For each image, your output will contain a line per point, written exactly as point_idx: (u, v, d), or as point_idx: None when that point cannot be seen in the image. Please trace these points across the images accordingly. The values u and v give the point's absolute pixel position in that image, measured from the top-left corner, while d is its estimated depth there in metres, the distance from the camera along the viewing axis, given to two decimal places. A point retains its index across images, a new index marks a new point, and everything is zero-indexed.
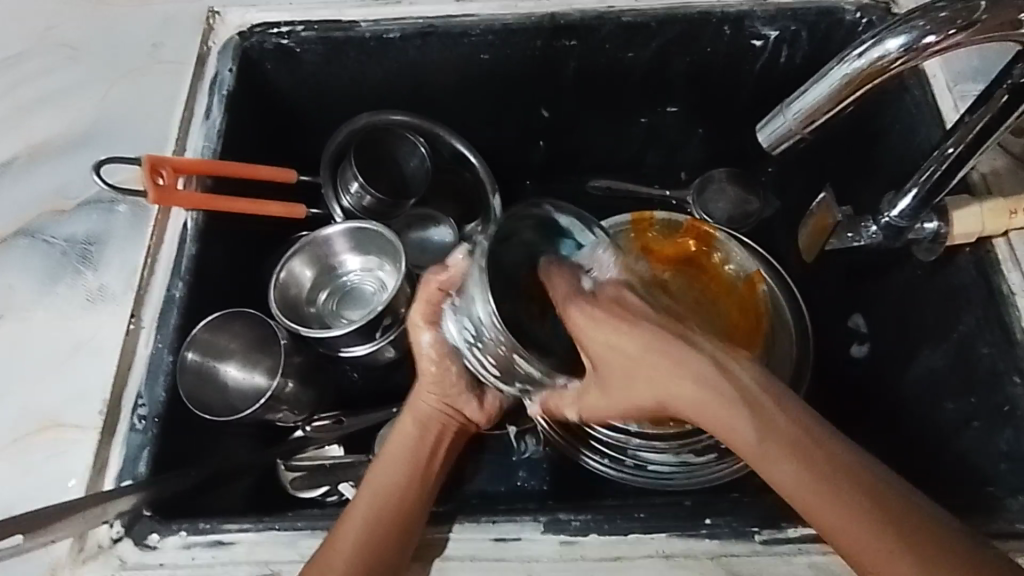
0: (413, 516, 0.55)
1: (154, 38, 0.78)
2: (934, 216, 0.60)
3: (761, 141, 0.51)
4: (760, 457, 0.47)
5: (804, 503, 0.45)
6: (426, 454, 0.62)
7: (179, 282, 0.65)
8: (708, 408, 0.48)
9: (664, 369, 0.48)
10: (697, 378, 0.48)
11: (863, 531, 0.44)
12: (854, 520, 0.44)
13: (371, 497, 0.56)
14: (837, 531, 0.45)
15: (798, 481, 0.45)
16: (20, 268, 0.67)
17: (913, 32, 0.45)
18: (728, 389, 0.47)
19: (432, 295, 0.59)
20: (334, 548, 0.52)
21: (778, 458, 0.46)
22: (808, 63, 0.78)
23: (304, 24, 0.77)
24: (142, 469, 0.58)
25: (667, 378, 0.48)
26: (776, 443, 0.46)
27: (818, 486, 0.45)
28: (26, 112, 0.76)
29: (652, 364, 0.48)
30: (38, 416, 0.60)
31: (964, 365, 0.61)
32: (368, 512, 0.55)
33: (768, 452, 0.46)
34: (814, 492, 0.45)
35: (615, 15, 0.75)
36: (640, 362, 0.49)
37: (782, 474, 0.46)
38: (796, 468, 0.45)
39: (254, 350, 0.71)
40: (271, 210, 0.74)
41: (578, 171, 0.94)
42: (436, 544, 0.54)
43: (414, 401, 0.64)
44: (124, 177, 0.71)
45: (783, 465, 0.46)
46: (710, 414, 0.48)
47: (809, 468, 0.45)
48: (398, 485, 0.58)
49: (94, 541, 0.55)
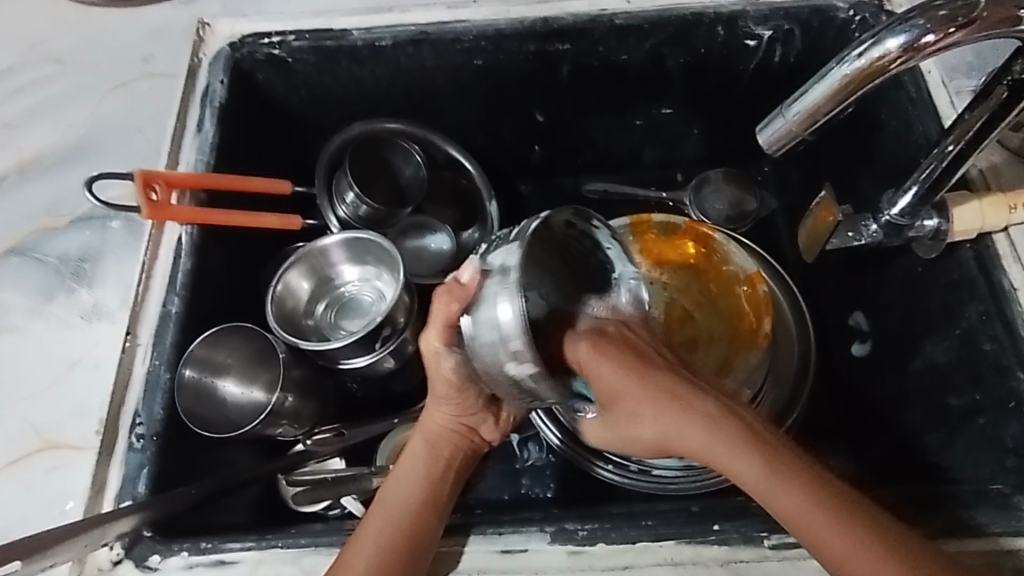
0: (426, 533, 0.54)
1: (144, 50, 0.77)
2: (935, 212, 0.59)
3: (761, 143, 0.50)
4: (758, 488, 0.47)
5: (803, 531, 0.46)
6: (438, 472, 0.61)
7: (174, 297, 0.64)
8: (704, 443, 0.49)
9: (678, 421, 0.50)
10: (703, 432, 0.49)
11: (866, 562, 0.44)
12: (855, 552, 0.44)
13: (379, 514, 0.56)
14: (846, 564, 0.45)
15: (804, 516, 0.46)
16: (13, 287, 0.66)
17: (912, 31, 0.44)
18: (733, 433, 0.48)
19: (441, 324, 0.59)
20: (350, 558, 0.52)
21: (775, 486, 0.47)
22: (803, 61, 0.78)
23: (295, 33, 0.76)
24: (142, 488, 0.57)
25: (673, 413, 0.50)
26: (779, 479, 0.47)
27: (822, 517, 0.45)
28: (15, 129, 0.75)
29: (668, 416, 0.50)
30: (35, 437, 0.59)
31: (967, 360, 0.61)
32: (381, 528, 0.54)
33: (769, 486, 0.47)
34: (819, 527, 0.45)
35: (608, 18, 0.75)
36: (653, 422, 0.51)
37: (788, 510, 0.46)
38: (799, 500, 0.46)
39: (250, 364, 0.69)
40: (266, 222, 0.73)
41: (574, 174, 0.94)
42: (448, 556, 0.54)
43: (424, 420, 0.63)
44: (116, 193, 0.70)
45: (783, 493, 0.46)
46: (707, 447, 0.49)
47: (815, 503, 0.46)
48: (406, 500, 0.57)
49: (94, 564, 0.54)
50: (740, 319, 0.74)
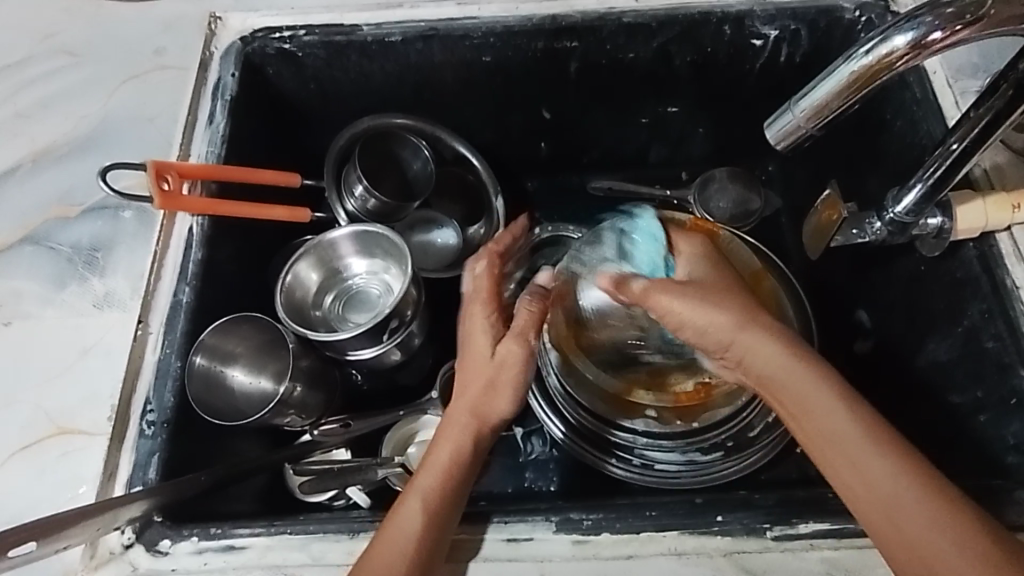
0: (443, 525, 0.52)
1: (156, 43, 0.78)
2: (938, 211, 0.60)
3: (768, 137, 0.51)
4: (823, 408, 0.50)
5: (848, 456, 0.49)
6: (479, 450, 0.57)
7: (185, 287, 0.65)
8: (775, 355, 0.53)
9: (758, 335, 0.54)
10: (778, 351, 0.54)
11: (901, 486, 0.47)
12: (891, 476, 0.47)
13: (411, 502, 0.52)
14: (875, 484, 0.47)
15: (854, 437, 0.49)
16: (26, 275, 0.67)
17: (920, 28, 0.45)
18: (808, 359, 0.53)
19: (489, 320, 0.60)
20: (377, 556, 0.50)
21: (842, 415, 0.50)
22: (809, 61, 0.78)
23: (306, 28, 0.77)
24: (152, 474, 0.58)
25: (758, 336, 0.54)
26: (844, 403, 0.50)
27: (867, 443, 0.49)
28: (28, 119, 0.75)
29: (749, 329, 0.54)
30: (47, 423, 0.60)
31: (970, 358, 0.62)
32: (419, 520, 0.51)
33: (830, 411, 0.50)
34: (862, 446, 0.49)
35: (616, 16, 0.75)
36: (732, 332, 0.55)
37: (834, 427, 0.50)
38: (853, 423, 0.50)
39: (258, 354, 0.70)
40: (274, 214, 0.73)
41: (580, 171, 0.95)
42: (461, 545, 0.54)
43: (462, 398, 0.58)
44: (129, 183, 0.70)
45: (848, 422, 0.50)
46: (781, 361, 0.53)
47: (875, 433, 0.49)
48: (443, 485, 0.54)
49: (106, 548, 0.55)
50: None
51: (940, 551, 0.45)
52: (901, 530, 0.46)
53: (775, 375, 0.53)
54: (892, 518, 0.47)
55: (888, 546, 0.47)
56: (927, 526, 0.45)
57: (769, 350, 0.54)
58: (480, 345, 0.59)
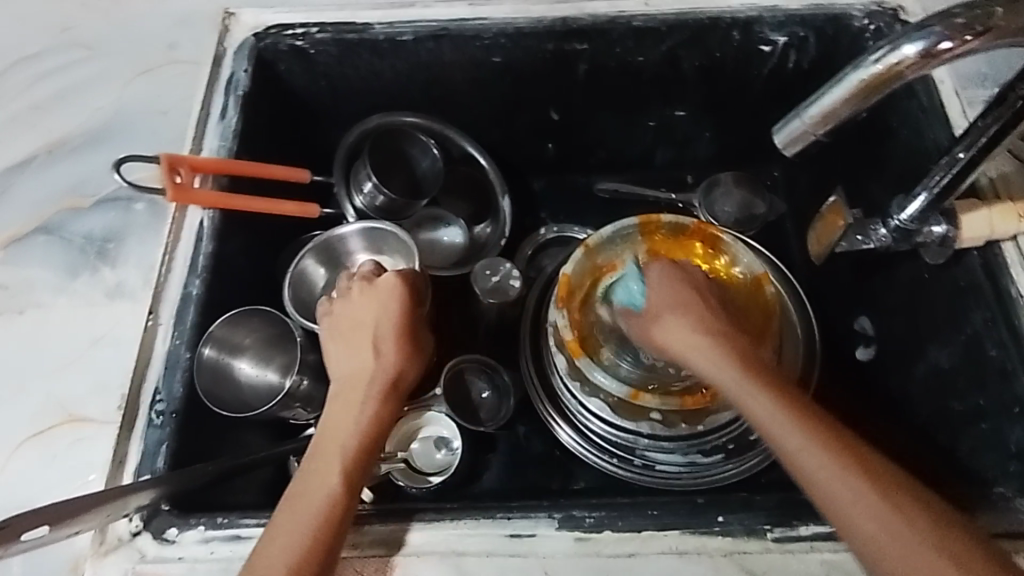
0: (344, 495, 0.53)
1: (171, 37, 0.78)
2: (943, 219, 0.60)
3: (776, 142, 0.51)
4: (737, 384, 0.56)
5: (764, 429, 0.53)
6: (394, 415, 0.61)
7: (196, 280, 0.66)
8: (693, 342, 0.60)
9: (681, 325, 0.62)
10: (701, 339, 0.60)
11: (816, 453, 0.51)
12: (804, 442, 0.51)
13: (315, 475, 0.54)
14: (799, 457, 0.51)
15: (764, 410, 0.54)
16: (38, 264, 0.67)
17: (930, 37, 0.45)
18: (722, 342, 0.60)
19: (400, 299, 0.65)
20: (280, 532, 0.51)
21: (756, 390, 0.55)
22: (816, 68, 0.79)
23: (319, 25, 0.77)
24: (160, 464, 0.59)
25: (679, 328, 0.62)
26: (758, 380, 0.56)
27: (786, 414, 0.53)
28: (43, 111, 0.76)
29: (674, 327, 0.62)
30: (58, 410, 0.60)
31: (971, 366, 0.63)
32: (333, 489, 0.53)
33: (746, 387, 0.56)
34: (781, 420, 0.53)
35: (626, 19, 0.76)
36: (659, 326, 0.63)
37: (752, 408, 0.54)
38: (764, 394, 0.55)
39: (267, 347, 0.71)
40: (283, 209, 0.74)
41: (586, 173, 0.95)
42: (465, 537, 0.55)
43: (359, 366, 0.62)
44: (141, 175, 0.71)
45: (767, 397, 0.55)
46: (692, 347, 0.60)
47: (792, 405, 0.54)
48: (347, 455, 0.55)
49: (114, 534, 0.55)
50: (754, 319, 0.74)
51: (862, 511, 0.48)
52: (826, 496, 0.50)
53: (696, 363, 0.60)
54: (814, 482, 0.50)
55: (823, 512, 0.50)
56: (848, 490, 0.49)
57: (685, 338, 0.61)
58: (392, 318, 0.65)
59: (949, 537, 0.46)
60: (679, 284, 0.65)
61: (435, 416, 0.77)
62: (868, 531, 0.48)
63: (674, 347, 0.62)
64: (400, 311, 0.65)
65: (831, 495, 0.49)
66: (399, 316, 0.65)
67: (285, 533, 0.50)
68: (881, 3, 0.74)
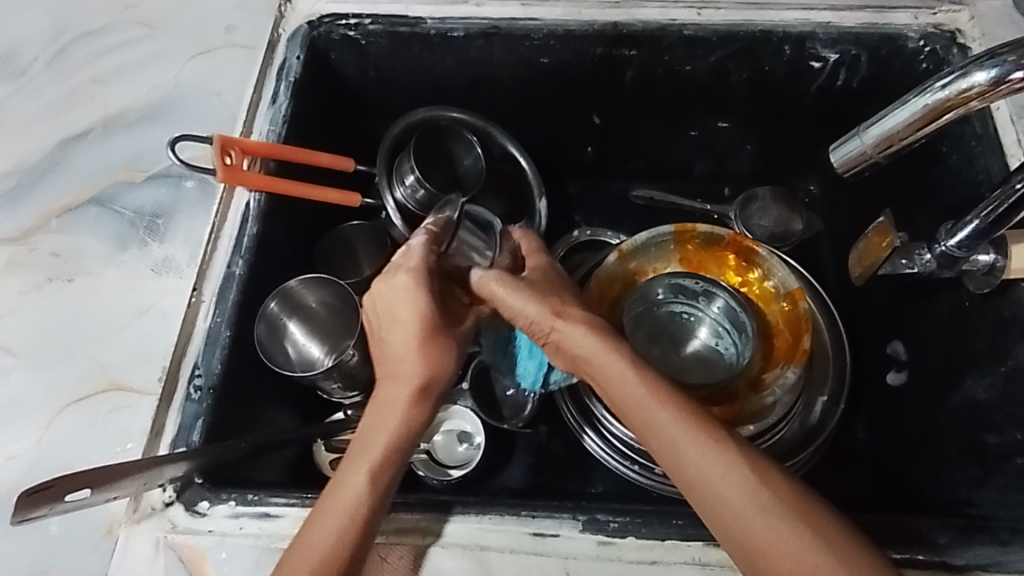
0: (375, 506, 0.52)
1: (228, 21, 0.80)
2: (991, 248, 0.61)
3: (834, 162, 0.52)
4: (639, 401, 0.54)
5: (666, 446, 0.53)
6: (426, 416, 0.57)
7: (239, 259, 0.67)
8: (596, 349, 0.57)
9: (572, 328, 0.58)
10: (591, 340, 0.57)
11: (727, 477, 0.51)
12: (714, 466, 0.51)
13: (339, 486, 0.52)
14: (709, 484, 0.51)
15: (670, 426, 0.53)
16: (91, 234, 0.69)
17: (1002, 66, 0.45)
18: (619, 346, 0.57)
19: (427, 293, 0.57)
20: (305, 545, 0.50)
21: (662, 407, 0.54)
22: (868, 87, 0.78)
23: (371, 17, 0.78)
24: (196, 437, 0.60)
25: (573, 330, 0.58)
26: (662, 391, 0.55)
27: (694, 436, 0.52)
28: (104, 85, 0.78)
29: (575, 333, 0.58)
30: (101, 377, 0.62)
31: (1012, 398, 0.62)
32: (362, 495, 0.52)
33: (649, 400, 0.54)
34: (689, 437, 0.52)
35: (677, 28, 0.76)
36: (549, 319, 0.58)
37: (657, 426, 0.54)
38: (671, 413, 0.53)
39: (320, 318, 0.73)
40: (330, 197, 0.75)
41: (624, 179, 0.95)
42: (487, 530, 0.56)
43: (390, 365, 0.58)
44: (195, 154, 0.73)
45: (671, 414, 0.53)
46: (590, 354, 0.57)
47: (694, 425, 0.53)
48: (379, 462, 0.53)
49: (148, 503, 0.57)
50: (778, 336, 0.75)
51: (780, 541, 0.48)
52: (733, 523, 0.49)
53: (594, 370, 0.57)
54: (725, 511, 0.50)
55: (726, 541, 0.50)
56: (759, 515, 0.49)
57: (584, 345, 0.57)
58: (423, 312, 0.57)
59: (859, 561, 0.47)
60: (560, 280, 0.64)
61: (459, 411, 0.77)
62: (777, 559, 0.48)
63: (559, 341, 0.59)
64: (424, 306, 0.57)
65: (755, 526, 0.49)
66: (424, 309, 0.57)
67: (304, 540, 0.50)
68: (938, 26, 0.73)
